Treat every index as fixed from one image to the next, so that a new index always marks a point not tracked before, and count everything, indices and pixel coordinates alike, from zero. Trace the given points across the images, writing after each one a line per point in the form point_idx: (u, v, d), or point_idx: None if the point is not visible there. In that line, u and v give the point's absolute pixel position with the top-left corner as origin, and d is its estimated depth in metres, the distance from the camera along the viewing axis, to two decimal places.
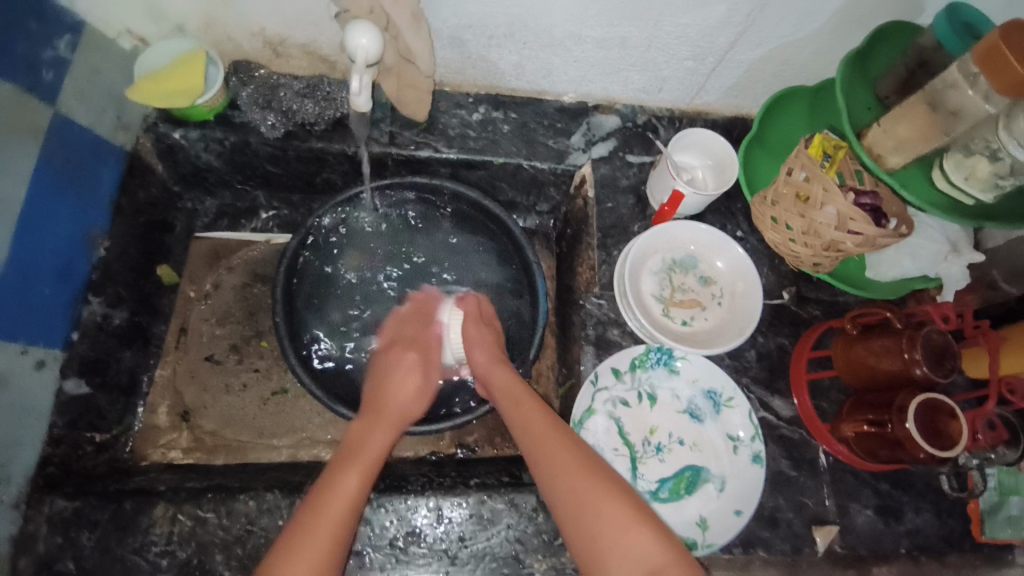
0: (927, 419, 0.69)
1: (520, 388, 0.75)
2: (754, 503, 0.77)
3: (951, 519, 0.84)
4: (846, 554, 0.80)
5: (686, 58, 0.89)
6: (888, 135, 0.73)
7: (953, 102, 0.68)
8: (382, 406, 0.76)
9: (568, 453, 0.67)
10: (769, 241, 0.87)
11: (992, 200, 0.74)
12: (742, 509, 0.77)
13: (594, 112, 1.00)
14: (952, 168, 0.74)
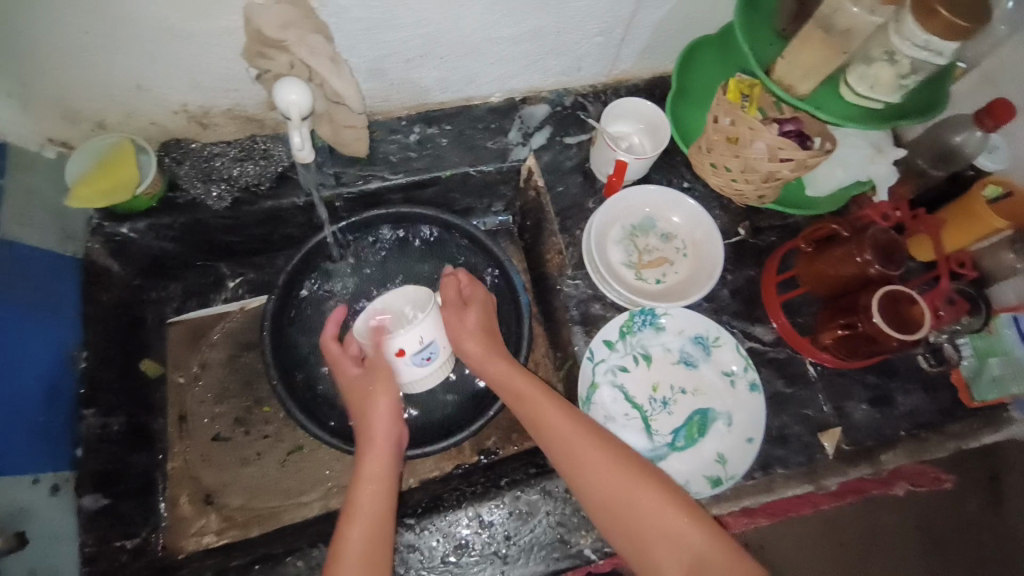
0: (893, 310, 0.75)
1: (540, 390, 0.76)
2: (762, 428, 0.82)
3: (939, 392, 0.91)
4: (854, 450, 0.86)
5: (596, 34, 0.93)
6: (794, 64, 0.78)
7: (840, 23, 0.74)
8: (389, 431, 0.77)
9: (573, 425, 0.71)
10: (715, 185, 0.93)
11: (899, 99, 0.80)
12: (753, 436, 0.82)
13: (523, 105, 1.04)
14: (857, 80, 0.79)
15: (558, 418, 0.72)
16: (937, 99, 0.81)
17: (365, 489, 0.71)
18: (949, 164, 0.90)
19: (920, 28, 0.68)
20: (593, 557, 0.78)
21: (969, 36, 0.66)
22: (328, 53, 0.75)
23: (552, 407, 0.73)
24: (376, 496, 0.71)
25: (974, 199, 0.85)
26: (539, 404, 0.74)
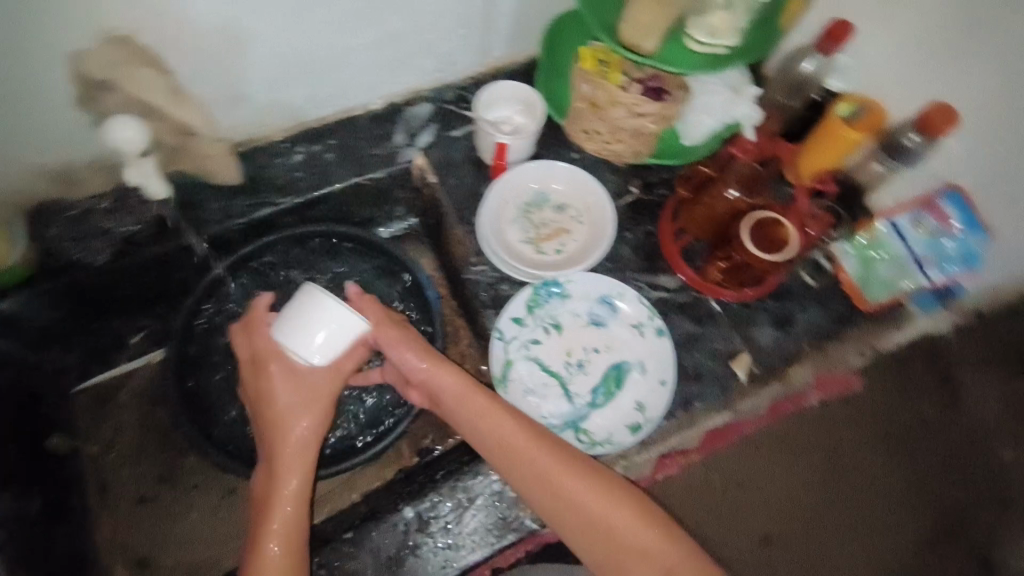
0: (762, 236, 0.84)
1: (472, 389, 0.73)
2: (673, 369, 0.86)
3: (835, 303, 0.96)
4: (762, 371, 0.91)
5: (458, 26, 0.95)
6: (635, 24, 0.81)
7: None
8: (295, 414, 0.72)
9: (497, 425, 0.71)
10: (593, 150, 0.97)
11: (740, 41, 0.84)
12: (666, 378, 0.86)
13: (405, 107, 1.03)
14: (697, 29, 0.83)
15: (490, 422, 0.71)
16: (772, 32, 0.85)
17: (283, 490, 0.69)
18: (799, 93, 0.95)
19: None
20: (535, 525, 0.80)
21: None
22: (168, 87, 0.79)
23: (477, 407, 0.72)
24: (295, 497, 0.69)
25: (837, 125, 0.86)
26: (471, 405, 0.72)
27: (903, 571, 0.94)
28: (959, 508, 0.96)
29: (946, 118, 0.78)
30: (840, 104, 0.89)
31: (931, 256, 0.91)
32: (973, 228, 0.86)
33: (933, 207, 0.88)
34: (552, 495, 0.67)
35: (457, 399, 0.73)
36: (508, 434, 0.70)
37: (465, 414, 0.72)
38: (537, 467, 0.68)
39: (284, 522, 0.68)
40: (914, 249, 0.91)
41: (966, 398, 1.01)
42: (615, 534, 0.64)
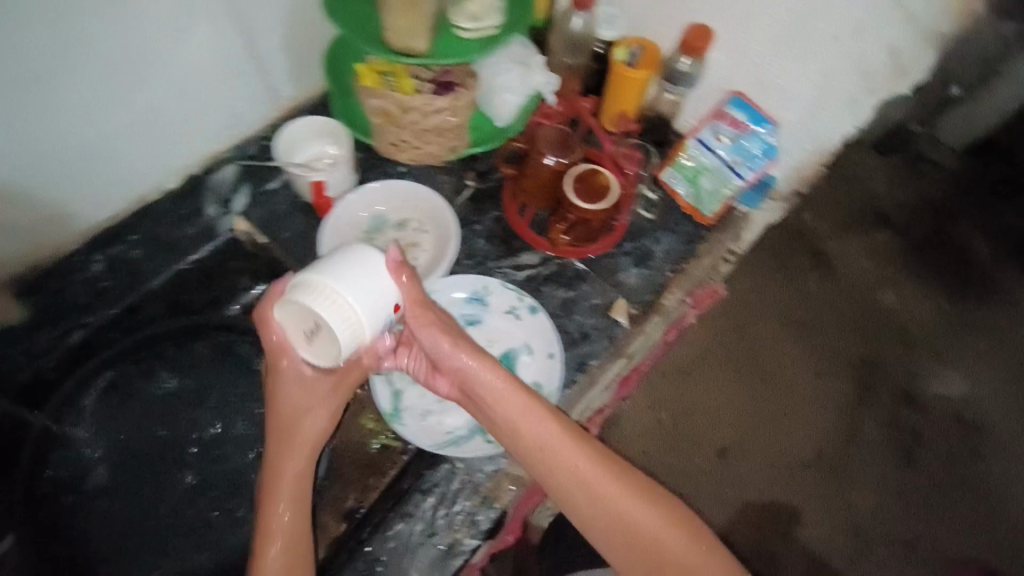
0: (585, 188, 0.89)
1: (517, 389, 0.68)
2: (556, 341, 0.86)
3: (682, 225, 1.01)
4: (640, 311, 0.94)
5: (228, 76, 0.88)
6: (396, 30, 0.78)
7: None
8: (297, 412, 0.69)
9: (540, 425, 0.66)
10: (407, 159, 0.94)
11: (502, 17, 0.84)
12: (552, 351, 0.86)
13: (206, 176, 0.94)
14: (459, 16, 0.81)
15: (535, 427, 0.67)
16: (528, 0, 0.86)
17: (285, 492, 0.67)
18: (579, 51, 0.97)
19: None
20: (474, 543, 0.80)
21: None
22: None
23: (522, 401, 0.67)
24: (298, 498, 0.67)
25: (618, 66, 0.93)
26: (516, 416, 0.67)
27: (810, 395, 1.48)
28: (876, 402, 1.51)
29: (704, 39, 0.85)
30: (615, 50, 0.95)
31: (739, 159, 0.95)
32: (763, 123, 0.93)
33: (722, 116, 0.94)
34: (600, 503, 0.64)
35: (499, 395, 0.68)
36: (557, 445, 0.66)
37: (515, 407, 0.67)
38: (588, 485, 0.64)
39: (284, 528, 0.65)
40: (724, 158, 0.96)
41: (839, 265, 1.60)
42: (660, 556, 0.61)
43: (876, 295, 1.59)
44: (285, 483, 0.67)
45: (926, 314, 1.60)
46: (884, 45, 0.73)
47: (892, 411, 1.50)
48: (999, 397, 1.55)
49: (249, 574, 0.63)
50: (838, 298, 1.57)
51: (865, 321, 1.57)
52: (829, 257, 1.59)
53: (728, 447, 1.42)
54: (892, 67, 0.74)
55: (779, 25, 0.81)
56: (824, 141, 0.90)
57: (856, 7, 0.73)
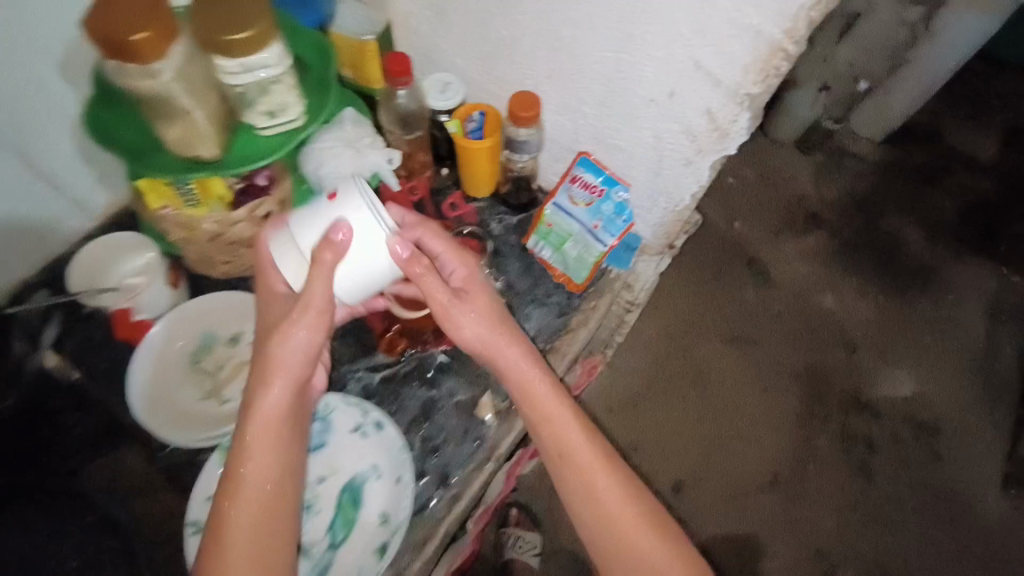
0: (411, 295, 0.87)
1: (563, 393, 0.75)
2: (406, 463, 0.76)
3: (550, 298, 0.96)
4: (508, 402, 0.87)
5: (15, 202, 0.81)
6: (171, 138, 0.69)
7: (153, 92, 0.62)
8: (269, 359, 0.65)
9: (577, 436, 0.73)
10: (228, 270, 0.82)
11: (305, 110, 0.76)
12: (403, 474, 0.76)
13: (13, 308, 0.87)
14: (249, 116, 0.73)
15: (568, 437, 0.73)
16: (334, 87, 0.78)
17: (261, 454, 0.65)
18: (411, 125, 0.89)
19: (227, 56, 0.63)
20: None
21: (267, 41, 0.64)
22: None
23: (561, 412, 0.74)
24: (276, 469, 0.65)
25: (458, 138, 0.90)
26: (555, 423, 0.74)
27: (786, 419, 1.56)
28: (824, 413, 1.57)
29: (528, 106, 0.79)
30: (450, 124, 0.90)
31: (599, 222, 0.89)
32: (613, 184, 0.86)
33: (577, 180, 0.88)
34: (602, 524, 0.71)
35: (544, 395, 0.74)
36: (579, 453, 0.73)
37: (559, 411, 0.74)
38: (598, 496, 0.72)
39: (262, 496, 0.64)
40: (585, 221, 0.90)
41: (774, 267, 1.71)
42: (644, 563, 0.70)
43: (813, 299, 1.69)
44: (261, 444, 0.65)
45: (865, 317, 1.68)
46: (701, 105, 0.66)
47: (841, 422, 1.57)
48: (950, 400, 1.60)
49: (212, 539, 0.62)
50: (751, 305, 1.67)
51: (786, 313, 1.67)
52: (763, 263, 1.72)
53: (683, 481, 1.49)
54: (711, 127, 0.68)
55: (599, 83, 0.75)
56: (677, 200, 0.84)
57: (669, 73, 0.66)
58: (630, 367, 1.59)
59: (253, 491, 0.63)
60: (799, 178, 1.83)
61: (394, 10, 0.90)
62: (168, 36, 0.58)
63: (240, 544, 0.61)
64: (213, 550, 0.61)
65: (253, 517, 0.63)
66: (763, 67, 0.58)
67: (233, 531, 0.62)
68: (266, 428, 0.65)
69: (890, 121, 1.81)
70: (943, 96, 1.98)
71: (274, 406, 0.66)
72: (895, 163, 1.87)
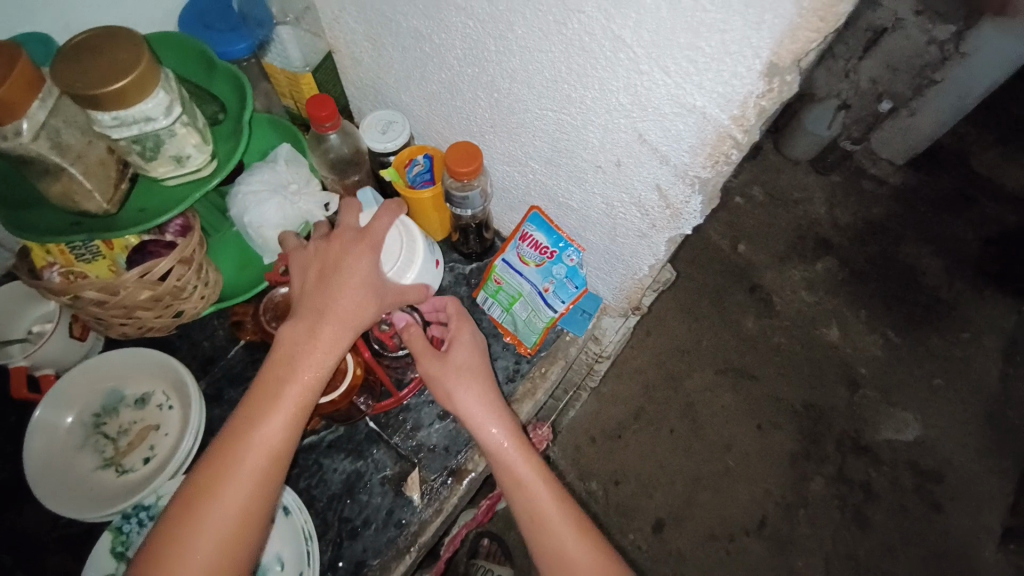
0: None
1: (533, 454, 0.68)
2: (314, 558, 0.69)
3: (501, 360, 0.86)
4: (442, 480, 0.77)
5: None
6: (53, 195, 0.62)
7: (18, 153, 0.56)
8: (342, 282, 0.62)
9: (550, 500, 0.64)
10: (132, 333, 0.73)
11: (211, 159, 0.68)
12: (307, 569, 0.69)
13: None
14: (145, 168, 0.66)
15: (541, 501, 0.64)
16: (245, 133, 0.70)
17: (289, 402, 0.58)
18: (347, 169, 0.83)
19: (97, 110, 0.56)
20: None
21: (144, 94, 0.56)
22: None
23: (535, 470, 0.66)
24: (297, 424, 0.58)
25: (398, 185, 0.82)
26: (527, 486, 0.65)
27: (785, 462, 1.41)
28: (819, 456, 1.42)
29: (468, 160, 0.71)
30: (388, 170, 0.82)
31: (550, 285, 0.79)
32: (566, 245, 0.77)
33: (527, 237, 0.79)
34: None
35: (512, 453, 0.66)
36: (547, 511, 0.64)
37: (530, 474, 0.66)
38: (569, 559, 0.61)
39: (270, 448, 0.56)
40: (535, 281, 0.81)
41: (778, 296, 1.57)
42: None
43: (815, 331, 1.53)
44: (296, 390, 0.59)
45: (873, 353, 1.52)
46: (649, 180, 0.58)
47: (838, 464, 1.42)
48: (962, 452, 1.44)
49: (210, 481, 0.54)
50: (749, 334, 1.53)
51: (787, 346, 1.52)
52: (767, 288, 1.58)
53: (664, 519, 1.35)
54: (663, 205, 0.59)
55: (544, 141, 0.66)
56: (635, 269, 0.74)
57: (612, 142, 0.57)
58: (612, 397, 1.46)
59: (264, 454, 0.56)
60: (812, 201, 1.69)
61: (333, 37, 0.81)
62: (23, 94, 0.52)
63: (231, 501, 0.54)
64: (202, 494, 0.54)
65: (253, 473, 0.55)
66: (712, 153, 0.49)
67: (227, 495, 0.54)
68: (304, 371, 0.59)
69: (914, 143, 1.64)
70: (973, 118, 1.81)
71: (316, 355, 0.60)
72: (914, 190, 1.71)
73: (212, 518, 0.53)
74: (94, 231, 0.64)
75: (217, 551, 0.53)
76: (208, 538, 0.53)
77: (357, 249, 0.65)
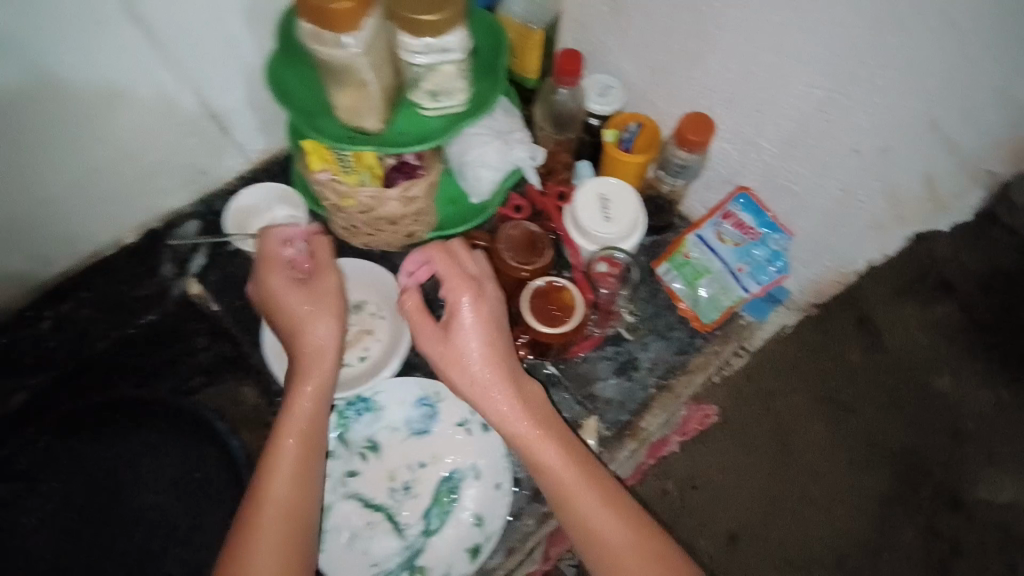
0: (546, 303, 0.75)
1: (542, 408, 0.70)
2: (508, 471, 0.76)
3: (674, 333, 0.88)
4: (614, 431, 0.84)
5: (186, 136, 0.84)
6: (343, 109, 0.69)
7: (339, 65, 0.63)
8: (297, 311, 0.72)
9: (557, 453, 0.67)
10: (365, 242, 0.82)
11: (469, 94, 0.74)
12: (502, 480, 0.76)
13: (168, 232, 0.93)
14: (417, 96, 0.72)
15: (550, 453, 0.67)
16: (500, 77, 0.74)
17: (298, 433, 0.67)
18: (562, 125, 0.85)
19: (414, 35, 0.63)
20: None
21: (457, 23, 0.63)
22: None
23: (543, 425, 0.69)
24: (315, 446, 0.68)
25: (608, 148, 0.85)
26: (536, 442, 0.68)
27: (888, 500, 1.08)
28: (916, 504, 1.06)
29: (701, 130, 0.74)
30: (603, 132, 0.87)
31: (745, 265, 0.83)
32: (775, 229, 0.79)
33: (729, 216, 0.82)
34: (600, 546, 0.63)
35: (518, 416, 0.68)
36: (554, 459, 0.67)
37: (535, 431, 0.68)
38: (599, 535, 0.63)
39: (294, 467, 0.66)
40: (727, 260, 0.84)
41: (888, 337, 1.06)
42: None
43: (923, 381, 1.04)
44: (300, 419, 0.68)
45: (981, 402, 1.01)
46: (917, 170, 0.62)
47: (930, 521, 1.05)
48: None
49: (251, 503, 0.63)
50: (852, 368, 1.10)
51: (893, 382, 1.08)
52: (880, 325, 1.05)
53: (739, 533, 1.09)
54: (926, 198, 0.64)
55: (794, 121, 0.68)
56: (847, 261, 0.77)
57: (890, 124, 0.61)
58: None
59: (290, 471, 0.65)
60: None
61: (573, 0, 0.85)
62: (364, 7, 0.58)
63: (272, 514, 0.62)
64: (252, 513, 0.63)
65: (286, 487, 0.64)
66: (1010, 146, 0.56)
67: (269, 510, 0.63)
68: (301, 409, 0.69)
69: None
70: None
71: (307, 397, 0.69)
72: None
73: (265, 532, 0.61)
74: (369, 145, 0.71)
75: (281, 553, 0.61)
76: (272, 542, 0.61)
77: (282, 288, 0.73)
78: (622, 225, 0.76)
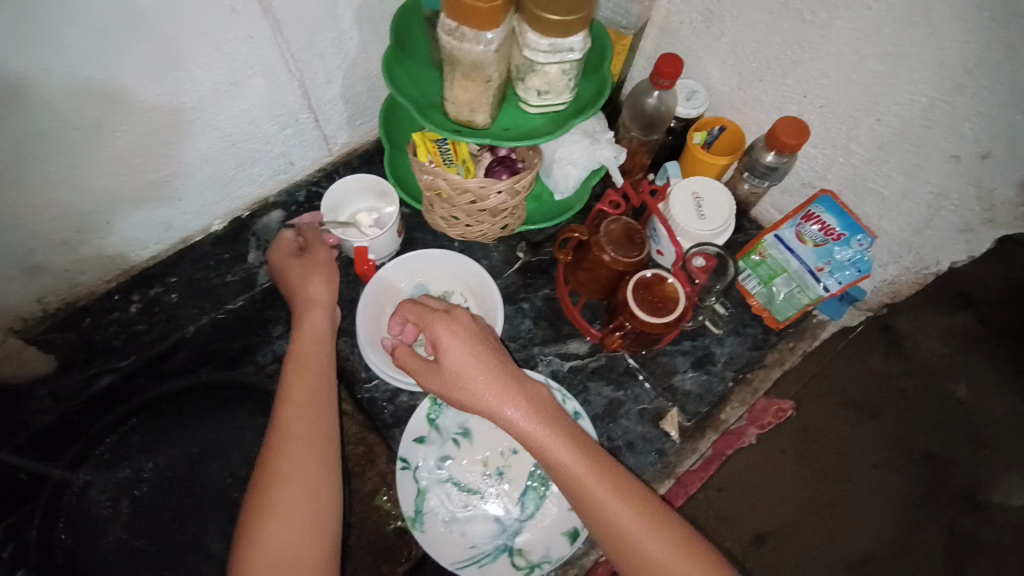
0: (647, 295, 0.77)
1: (551, 411, 0.67)
2: None
3: (747, 328, 0.95)
4: (694, 423, 0.90)
5: (283, 127, 0.86)
6: (458, 103, 0.71)
7: (469, 59, 0.65)
8: (298, 286, 0.79)
9: (576, 460, 0.63)
10: (459, 234, 0.85)
11: (574, 93, 0.76)
12: None
13: (253, 220, 0.96)
14: (525, 94, 0.74)
15: (562, 455, 0.64)
16: (606, 78, 0.76)
17: (304, 403, 0.68)
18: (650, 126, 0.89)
19: (542, 34, 0.65)
20: None
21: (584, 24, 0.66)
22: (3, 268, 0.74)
23: (559, 431, 0.65)
24: (322, 414, 0.68)
25: (693, 149, 0.87)
26: (549, 447, 0.64)
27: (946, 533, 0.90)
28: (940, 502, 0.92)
29: (797, 134, 0.76)
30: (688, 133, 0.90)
31: (826, 265, 0.83)
32: (858, 230, 0.80)
33: (812, 216, 0.83)
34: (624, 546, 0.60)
35: (531, 421, 0.65)
36: (573, 463, 0.63)
37: (550, 438, 0.64)
38: (624, 532, 0.60)
39: (306, 431, 0.66)
40: (806, 260, 0.85)
41: (909, 341, 0.98)
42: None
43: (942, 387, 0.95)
44: (302, 391, 0.69)
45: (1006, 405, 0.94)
46: (1014, 177, 0.65)
47: (947, 521, 0.90)
48: None
49: (263, 471, 0.64)
50: (875, 375, 0.98)
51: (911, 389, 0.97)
52: (901, 331, 0.98)
53: (771, 534, 0.91)
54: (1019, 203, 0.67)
55: (890, 128, 0.72)
56: (926, 263, 0.82)
57: (991, 134, 0.64)
58: None
59: (303, 433, 0.66)
60: None
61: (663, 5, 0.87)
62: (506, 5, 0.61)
63: (286, 478, 0.63)
64: (266, 482, 0.63)
65: (301, 449, 0.65)
66: None
67: (284, 471, 0.63)
68: (301, 380, 0.70)
69: None
70: None
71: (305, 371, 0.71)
72: None
73: (284, 491, 0.62)
74: (480, 138, 0.73)
75: (301, 510, 0.62)
76: (291, 502, 0.62)
77: (282, 267, 0.82)
78: (716, 221, 0.80)
